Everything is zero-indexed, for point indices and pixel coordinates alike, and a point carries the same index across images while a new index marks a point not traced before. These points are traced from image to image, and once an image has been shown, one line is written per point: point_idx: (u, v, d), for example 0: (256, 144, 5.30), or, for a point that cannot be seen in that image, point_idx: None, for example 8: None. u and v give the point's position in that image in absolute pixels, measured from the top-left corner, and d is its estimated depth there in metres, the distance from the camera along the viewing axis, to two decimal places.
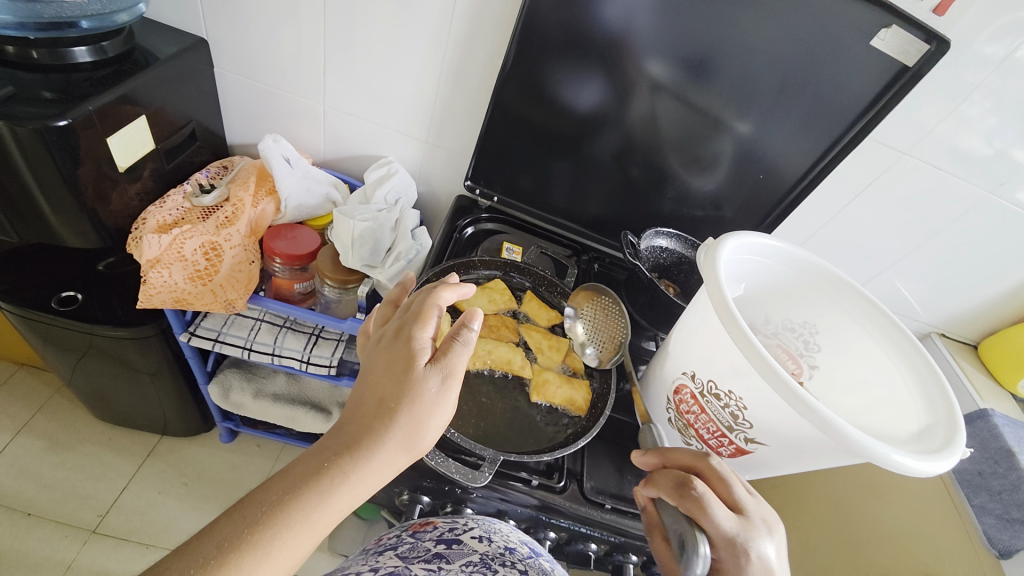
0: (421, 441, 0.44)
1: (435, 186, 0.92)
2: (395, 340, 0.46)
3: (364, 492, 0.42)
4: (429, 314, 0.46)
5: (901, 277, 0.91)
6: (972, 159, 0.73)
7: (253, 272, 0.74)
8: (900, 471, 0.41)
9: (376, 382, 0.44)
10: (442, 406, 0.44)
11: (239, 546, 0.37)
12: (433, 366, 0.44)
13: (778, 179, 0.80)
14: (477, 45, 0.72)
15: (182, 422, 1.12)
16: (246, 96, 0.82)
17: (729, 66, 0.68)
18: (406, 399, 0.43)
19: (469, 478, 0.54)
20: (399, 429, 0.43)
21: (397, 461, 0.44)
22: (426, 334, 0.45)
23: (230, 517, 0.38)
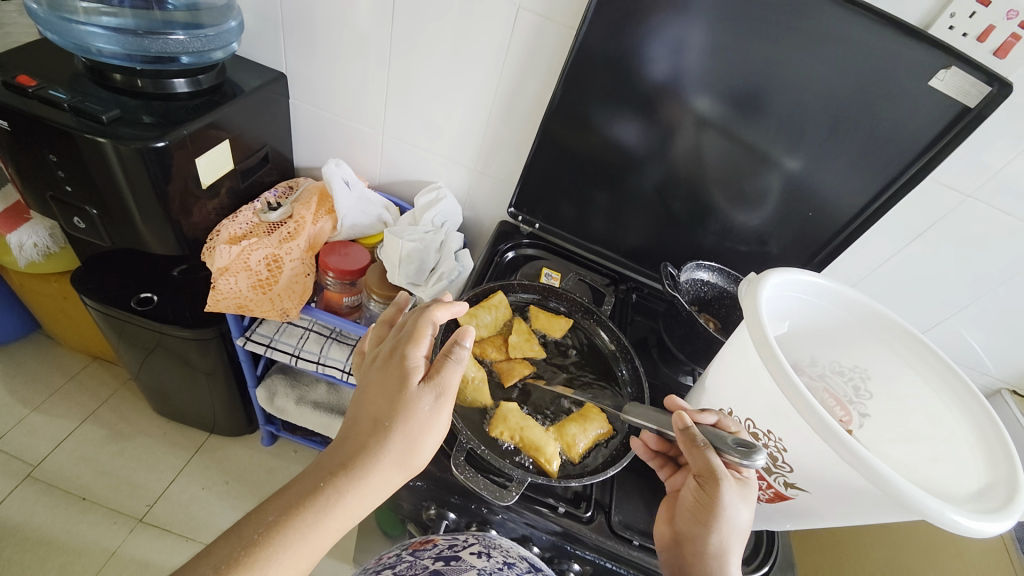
0: (414, 457, 0.48)
1: (479, 211, 0.95)
2: (390, 359, 0.50)
3: (359, 508, 0.46)
4: (422, 334, 0.50)
5: (966, 326, 0.85)
6: None
7: (307, 285, 0.79)
8: (954, 530, 0.39)
9: (370, 401, 0.48)
10: (434, 423, 0.48)
11: (235, 565, 0.40)
12: (426, 385, 0.48)
13: (827, 217, 0.78)
14: (528, 80, 0.76)
15: (228, 422, 1.18)
16: (314, 124, 0.90)
17: (778, 103, 0.68)
18: (400, 416, 0.46)
19: (496, 496, 0.54)
20: (392, 446, 0.46)
21: (390, 477, 0.47)
22: (420, 352, 0.49)
23: (228, 538, 0.42)
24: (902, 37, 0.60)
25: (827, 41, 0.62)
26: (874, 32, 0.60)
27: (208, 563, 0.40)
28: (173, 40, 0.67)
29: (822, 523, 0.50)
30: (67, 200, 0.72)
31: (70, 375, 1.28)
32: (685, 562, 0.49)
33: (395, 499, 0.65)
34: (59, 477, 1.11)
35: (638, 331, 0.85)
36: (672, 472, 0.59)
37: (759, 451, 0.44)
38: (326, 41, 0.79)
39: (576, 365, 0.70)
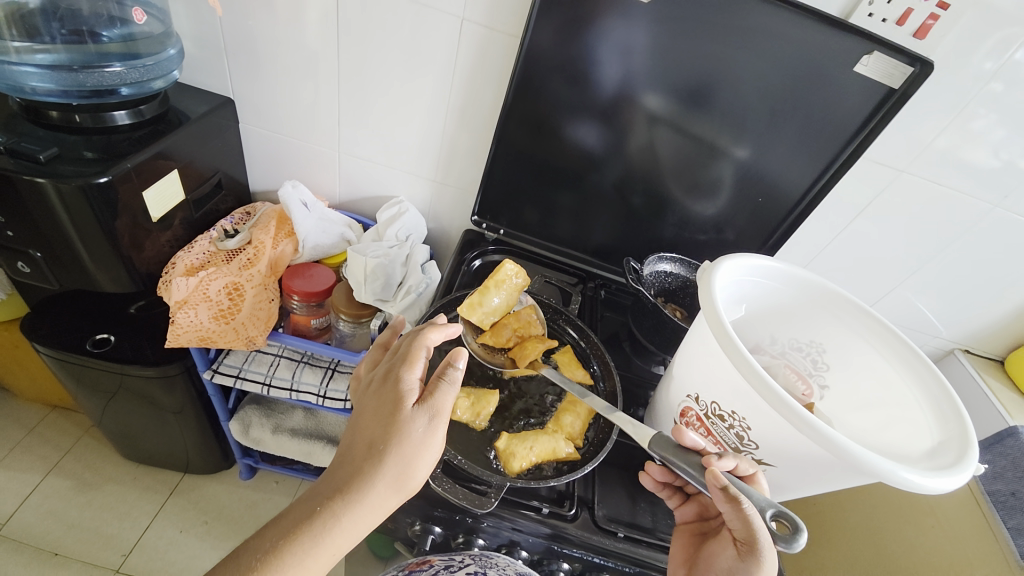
0: (410, 480, 0.47)
1: (443, 222, 0.96)
2: (385, 382, 0.50)
3: (354, 534, 0.45)
4: (417, 356, 0.51)
5: (916, 294, 0.91)
6: (979, 171, 0.74)
7: (272, 310, 0.77)
8: (908, 489, 0.41)
9: (366, 425, 0.48)
10: (430, 444, 0.48)
11: None
12: (420, 407, 0.48)
13: (778, 201, 0.81)
14: (479, 91, 0.77)
15: (203, 459, 1.14)
16: (267, 147, 0.89)
17: (720, 96, 0.71)
18: (395, 439, 0.46)
19: (476, 504, 0.54)
20: (387, 470, 0.46)
21: (386, 501, 0.46)
22: (414, 374, 0.50)
23: (226, 564, 0.41)
24: (824, 26, 0.63)
25: (757, 34, 0.65)
26: (799, 24, 0.63)
27: None
28: (109, 72, 0.65)
29: (791, 495, 0.52)
30: (8, 244, 0.69)
31: (28, 427, 1.21)
32: None
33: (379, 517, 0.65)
34: (24, 535, 1.05)
35: (609, 328, 0.86)
36: (682, 502, 0.59)
37: (802, 538, 0.41)
38: (272, 63, 0.78)
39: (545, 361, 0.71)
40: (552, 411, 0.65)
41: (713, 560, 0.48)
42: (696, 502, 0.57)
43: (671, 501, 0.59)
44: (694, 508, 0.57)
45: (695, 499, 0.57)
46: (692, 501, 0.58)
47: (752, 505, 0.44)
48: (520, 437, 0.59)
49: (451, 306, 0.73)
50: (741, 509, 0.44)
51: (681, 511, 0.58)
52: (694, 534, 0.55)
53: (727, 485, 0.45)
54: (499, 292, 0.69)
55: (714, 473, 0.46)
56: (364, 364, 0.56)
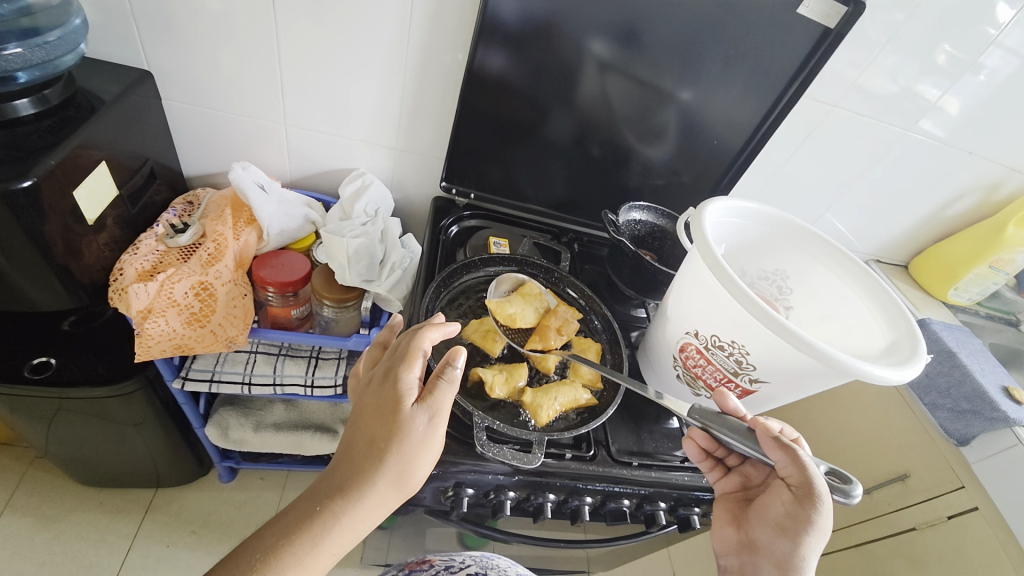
0: (410, 479, 0.48)
1: (409, 192, 0.92)
2: (385, 381, 0.51)
3: (354, 532, 0.46)
4: (416, 355, 0.51)
5: (837, 217, 1.05)
6: (884, 98, 0.84)
7: (248, 305, 0.70)
8: (880, 382, 0.49)
9: (366, 424, 0.49)
10: (430, 443, 0.48)
11: None
12: (419, 406, 0.49)
13: (728, 141, 0.87)
14: (439, 50, 0.73)
15: (176, 470, 1.08)
16: (202, 125, 0.79)
17: (680, 41, 0.73)
18: (395, 438, 0.47)
19: (524, 462, 0.57)
20: (388, 468, 0.47)
21: (387, 499, 0.47)
22: (413, 373, 0.50)
23: (225, 564, 0.42)
24: None
25: None
26: None
27: None
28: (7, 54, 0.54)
29: (777, 405, 0.60)
30: None
31: None
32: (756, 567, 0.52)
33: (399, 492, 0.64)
34: None
35: (590, 281, 0.90)
36: (722, 474, 0.62)
37: (858, 489, 0.48)
38: (196, 28, 0.68)
39: None
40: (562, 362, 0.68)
41: (768, 510, 0.53)
42: (739, 474, 0.61)
43: (713, 474, 0.63)
44: (736, 479, 0.61)
45: (737, 470, 0.61)
46: (734, 472, 0.61)
47: (807, 457, 0.50)
48: (542, 391, 0.62)
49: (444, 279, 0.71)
50: (795, 456, 0.49)
51: (722, 482, 0.62)
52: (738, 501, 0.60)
53: (781, 437, 0.51)
54: (521, 300, 0.69)
55: (765, 426, 0.52)
56: (362, 362, 0.56)
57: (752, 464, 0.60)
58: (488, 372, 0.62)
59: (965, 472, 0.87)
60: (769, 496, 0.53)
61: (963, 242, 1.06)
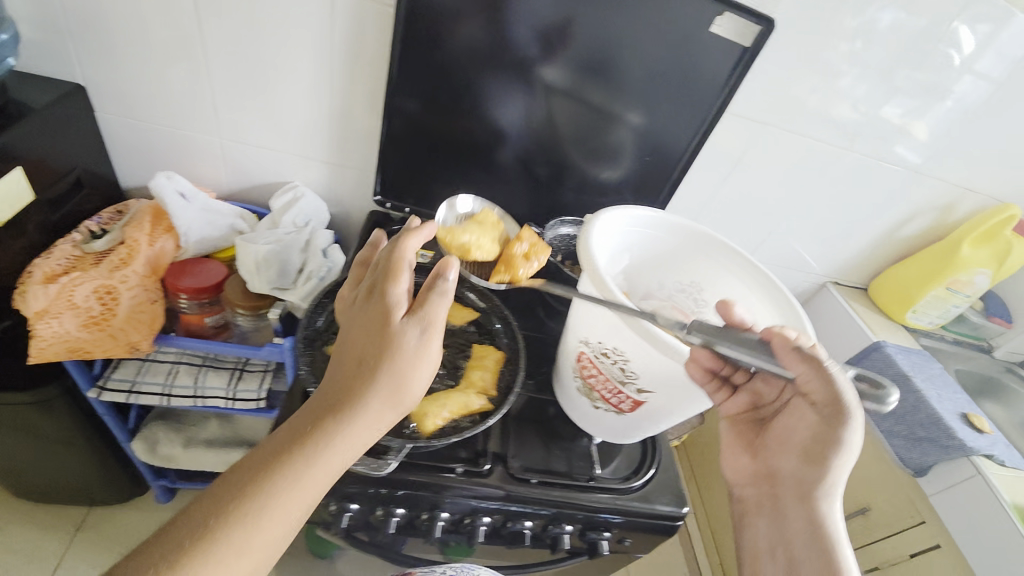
0: (405, 394, 0.47)
1: (345, 205, 0.93)
2: (371, 297, 0.50)
3: (351, 449, 0.45)
4: (401, 268, 0.49)
5: (787, 237, 1.04)
6: (837, 124, 0.85)
7: (156, 312, 0.70)
8: None
9: (355, 340, 0.48)
10: (423, 357, 0.47)
11: (228, 513, 0.41)
12: (410, 318, 0.47)
13: (663, 159, 0.87)
14: (363, 66, 0.75)
15: (110, 488, 1.06)
16: (137, 138, 0.81)
17: (598, 57, 0.74)
18: (385, 353, 0.46)
19: (374, 468, 0.55)
20: (380, 383, 0.46)
21: (383, 415, 0.47)
22: (401, 288, 0.49)
23: (221, 488, 0.42)
24: None
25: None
26: None
27: (204, 511, 0.41)
28: None
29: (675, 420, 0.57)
30: None
31: None
32: (773, 494, 0.55)
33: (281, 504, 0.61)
34: None
35: (522, 297, 0.87)
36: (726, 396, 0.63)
37: (893, 394, 0.48)
38: (127, 44, 0.71)
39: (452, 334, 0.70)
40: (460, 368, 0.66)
41: (791, 432, 0.55)
42: (747, 392, 0.62)
43: (719, 397, 0.61)
44: (746, 399, 0.62)
45: (746, 390, 0.62)
46: (743, 392, 0.62)
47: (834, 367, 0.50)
48: (431, 398, 0.60)
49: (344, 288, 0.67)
50: (815, 365, 0.48)
51: (727, 404, 0.62)
52: (750, 422, 0.61)
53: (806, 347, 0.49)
54: (478, 229, 0.66)
55: (780, 335, 0.49)
56: (345, 285, 0.55)
57: (760, 380, 0.61)
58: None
59: (924, 507, 0.88)
60: (790, 416, 0.55)
61: (916, 264, 1.03)
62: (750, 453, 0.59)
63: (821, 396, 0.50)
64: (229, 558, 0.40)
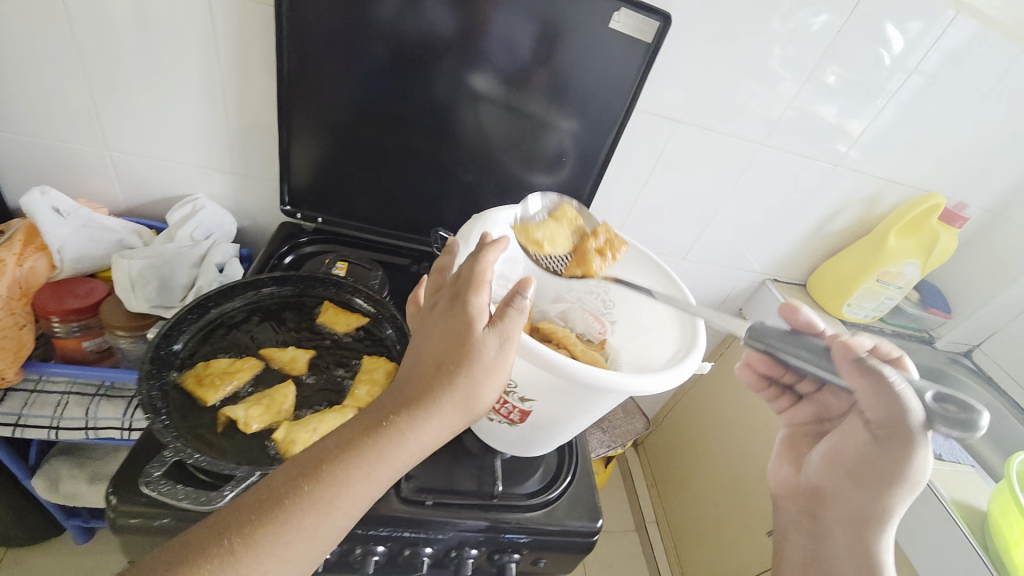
0: (476, 401, 0.43)
1: (257, 217, 0.88)
2: (452, 304, 0.44)
3: (420, 449, 0.42)
4: (481, 281, 0.43)
5: (722, 235, 1.04)
6: (757, 120, 0.85)
7: (24, 338, 0.65)
8: (621, 392, 0.44)
9: (435, 339, 0.44)
10: (502, 369, 0.43)
11: (297, 499, 0.38)
12: (492, 330, 0.42)
13: (582, 160, 0.84)
14: (253, 71, 0.72)
15: (16, 532, 0.97)
16: (16, 152, 0.76)
17: (498, 57, 0.72)
18: (465, 360, 0.41)
19: (201, 502, 0.45)
20: (456, 390, 0.42)
21: (452, 421, 0.43)
22: (482, 300, 0.43)
23: (287, 474, 0.39)
24: None
25: None
26: None
27: (272, 496, 0.38)
28: None
29: (569, 430, 0.53)
30: None
31: None
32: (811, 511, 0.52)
33: (137, 550, 0.53)
34: None
35: None
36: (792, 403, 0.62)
37: (981, 419, 0.38)
38: None
39: (342, 348, 0.62)
40: (346, 386, 0.59)
41: (843, 451, 0.51)
42: (813, 402, 0.60)
43: (779, 403, 0.63)
44: (810, 409, 0.60)
45: (811, 400, 0.60)
46: (807, 401, 0.60)
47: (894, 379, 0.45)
48: (302, 420, 0.52)
49: (220, 301, 0.62)
50: (874, 380, 0.45)
51: (791, 413, 0.62)
52: (812, 434, 0.58)
53: (861, 357, 0.45)
54: (554, 223, 0.63)
55: (846, 346, 0.46)
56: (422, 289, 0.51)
57: (829, 393, 0.58)
58: (214, 393, 0.53)
59: None
60: (842, 435, 0.51)
61: (850, 257, 1.03)
62: (796, 468, 0.56)
63: (881, 415, 0.46)
64: (293, 546, 0.37)
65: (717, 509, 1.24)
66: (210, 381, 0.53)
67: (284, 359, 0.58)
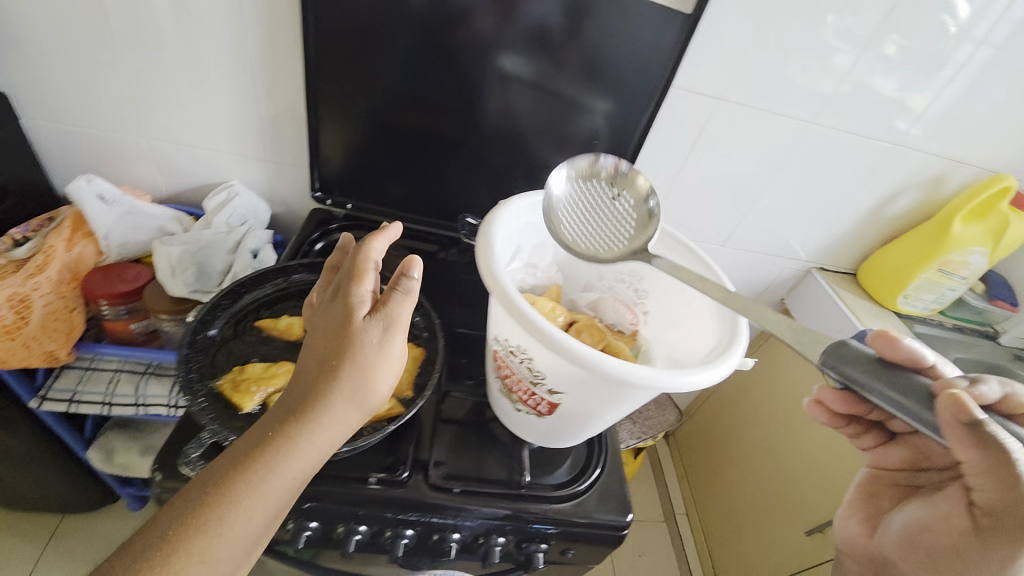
0: (370, 394, 0.42)
1: (289, 203, 0.90)
2: (333, 300, 0.44)
3: (315, 453, 0.40)
4: (366, 268, 0.44)
5: (766, 220, 0.98)
6: (808, 99, 0.79)
7: (76, 320, 0.69)
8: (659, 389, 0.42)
9: (318, 339, 0.42)
10: (390, 356, 0.42)
11: (187, 529, 0.35)
12: (373, 318, 0.41)
13: (614, 141, 0.80)
14: (279, 56, 0.72)
15: (79, 497, 1.05)
16: (65, 142, 0.79)
17: (525, 33, 0.68)
18: (347, 351, 0.40)
19: None
20: (345, 383, 0.40)
21: (347, 417, 0.41)
22: (365, 288, 0.43)
23: (173, 504, 0.36)
24: None
25: None
26: None
27: (157, 529, 0.35)
28: None
29: (602, 423, 0.52)
30: None
31: None
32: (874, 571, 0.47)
33: None
34: None
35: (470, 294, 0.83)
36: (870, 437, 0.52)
37: None
38: (33, 45, 0.69)
39: None
40: None
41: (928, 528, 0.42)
42: (906, 443, 0.50)
43: (862, 440, 0.53)
44: (903, 451, 0.50)
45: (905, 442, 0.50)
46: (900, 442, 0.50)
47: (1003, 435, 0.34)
48: None
49: (251, 288, 0.64)
50: (993, 450, 0.34)
51: (876, 453, 0.52)
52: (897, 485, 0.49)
53: (978, 421, 0.33)
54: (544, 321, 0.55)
55: (955, 403, 0.34)
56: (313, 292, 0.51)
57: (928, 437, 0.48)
58: (250, 399, 0.52)
59: None
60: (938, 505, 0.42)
61: (906, 246, 0.96)
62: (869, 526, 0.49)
63: (989, 485, 0.35)
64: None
65: (761, 505, 1.18)
66: (245, 387, 0.53)
67: (281, 328, 0.61)
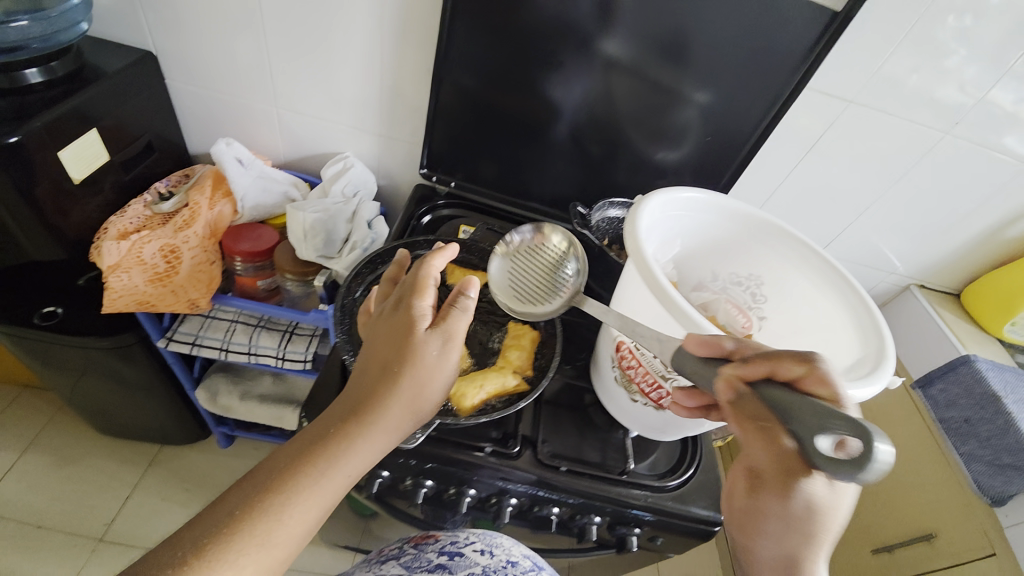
0: (424, 403, 0.44)
1: (394, 177, 0.93)
2: (396, 310, 0.46)
3: (369, 456, 0.42)
4: (426, 285, 0.46)
5: (871, 231, 0.94)
6: (946, 107, 0.74)
7: (214, 273, 0.75)
8: None
9: (378, 348, 0.45)
10: (445, 369, 0.44)
11: (251, 512, 0.37)
12: (433, 330, 0.44)
13: (729, 138, 0.78)
14: (409, 34, 0.73)
15: (178, 430, 1.16)
16: (201, 104, 0.85)
17: (660, 23, 0.67)
18: (407, 360, 0.43)
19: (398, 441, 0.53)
20: (403, 391, 0.42)
21: (402, 425, 0.43)
22: (426, 301, 0.45)
23: (240, 486, 0.39)
24: None
25: None
26: None
27: (223, 507, 0.37)
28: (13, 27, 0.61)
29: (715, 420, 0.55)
30: None
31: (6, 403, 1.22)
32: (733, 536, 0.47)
33: None
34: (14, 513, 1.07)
35: None
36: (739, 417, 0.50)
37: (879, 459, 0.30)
38: (188, 12, 0.74)
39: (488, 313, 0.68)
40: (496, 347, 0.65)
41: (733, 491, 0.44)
42: None
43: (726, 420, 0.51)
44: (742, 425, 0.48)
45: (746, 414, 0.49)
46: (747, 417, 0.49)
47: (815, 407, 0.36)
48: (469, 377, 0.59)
49: (387, 260, 0.68)
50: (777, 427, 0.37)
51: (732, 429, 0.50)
52: None
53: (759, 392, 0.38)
54: None
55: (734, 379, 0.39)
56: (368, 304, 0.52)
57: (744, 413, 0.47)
58: None
59: (999, 538, 0.83)
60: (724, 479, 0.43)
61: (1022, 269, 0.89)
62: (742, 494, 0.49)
63: (760, 453, 0.38)
64: (246, 555, 0.36)
65: None
66: None
67: None
